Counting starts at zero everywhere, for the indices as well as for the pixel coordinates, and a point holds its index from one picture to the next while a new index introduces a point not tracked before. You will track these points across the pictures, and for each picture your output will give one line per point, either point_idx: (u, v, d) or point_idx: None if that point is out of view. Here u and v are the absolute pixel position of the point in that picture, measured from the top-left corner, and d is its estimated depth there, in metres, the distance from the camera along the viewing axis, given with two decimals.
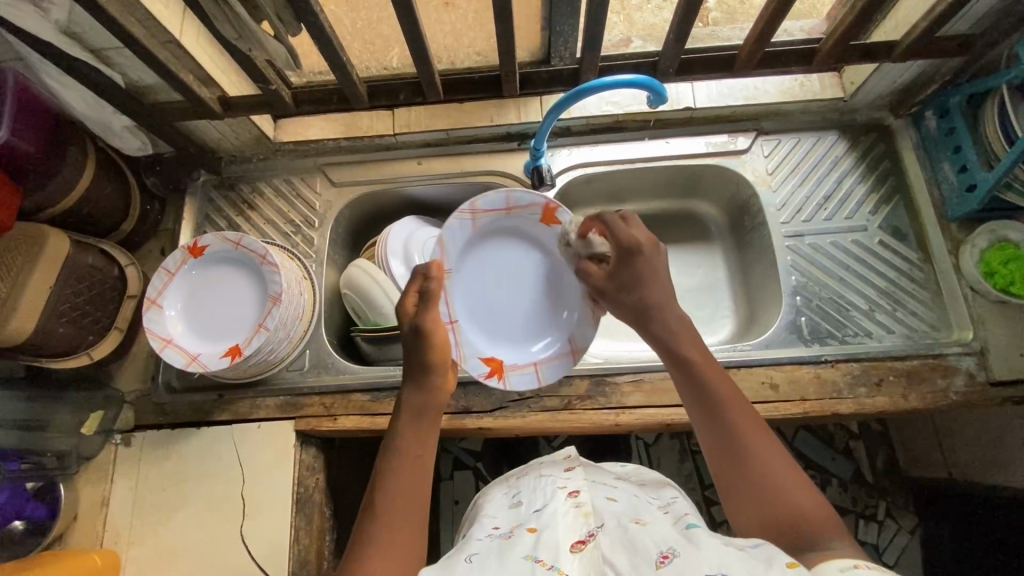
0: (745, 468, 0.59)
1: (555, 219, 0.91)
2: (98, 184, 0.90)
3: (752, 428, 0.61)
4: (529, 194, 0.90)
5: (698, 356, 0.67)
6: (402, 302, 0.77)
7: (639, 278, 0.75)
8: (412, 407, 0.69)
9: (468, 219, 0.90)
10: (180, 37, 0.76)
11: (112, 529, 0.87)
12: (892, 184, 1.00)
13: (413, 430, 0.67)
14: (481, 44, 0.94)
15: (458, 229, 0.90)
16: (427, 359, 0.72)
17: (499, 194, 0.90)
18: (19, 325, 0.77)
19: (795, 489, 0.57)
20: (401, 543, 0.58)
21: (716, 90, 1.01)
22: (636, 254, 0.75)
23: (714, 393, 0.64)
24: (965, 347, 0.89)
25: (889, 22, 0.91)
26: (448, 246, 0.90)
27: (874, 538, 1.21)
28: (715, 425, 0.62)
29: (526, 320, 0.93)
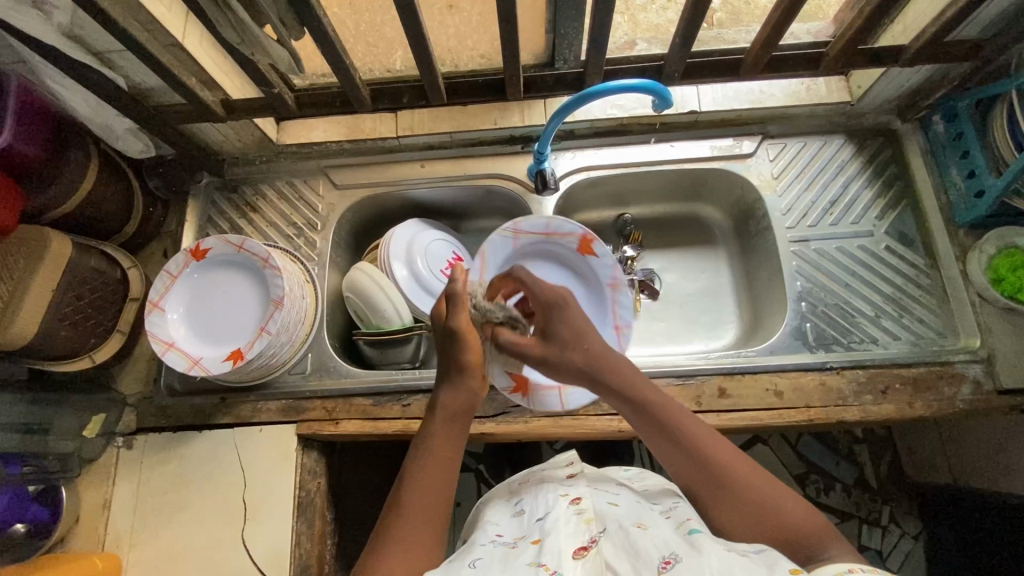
0: (730, 497, 0.60)
1: (592, 251, 0.96)
2: (102, 186, 0.90)
3: (724, 456, 0.62)
4: (569, 223, 0.94)
5: (652, 394, 0.66)
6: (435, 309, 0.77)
7: (575, 327, 0.72)
8: (447, 407, 0.68)
9: (510, 237, 0.94)
10: (183, 41, 0.76)
11: (114, 532, 0.87)
12: (899, 189, 0.99)
13: (445, 430, 0.67)
14: (485, 47, 0.93)
15: (498, 244, 0.94)
16: (462, 360, 0.70)
17: (542, 219, 0.94)
18: (22, 328, 0.77)
19: (779, 499, 0.59)
20: (422, 542, 0.58)
21: (720, 94, 1.00)
22: (563, 301, 0.75)
23: (676, 427, 0.64)
24: (971, 354, 0.88)
25: (897, 26, 0.90)
26: (487, 258, 0.94)
27: (878, 543, 1.20)
28: (687, 458, 0.63)
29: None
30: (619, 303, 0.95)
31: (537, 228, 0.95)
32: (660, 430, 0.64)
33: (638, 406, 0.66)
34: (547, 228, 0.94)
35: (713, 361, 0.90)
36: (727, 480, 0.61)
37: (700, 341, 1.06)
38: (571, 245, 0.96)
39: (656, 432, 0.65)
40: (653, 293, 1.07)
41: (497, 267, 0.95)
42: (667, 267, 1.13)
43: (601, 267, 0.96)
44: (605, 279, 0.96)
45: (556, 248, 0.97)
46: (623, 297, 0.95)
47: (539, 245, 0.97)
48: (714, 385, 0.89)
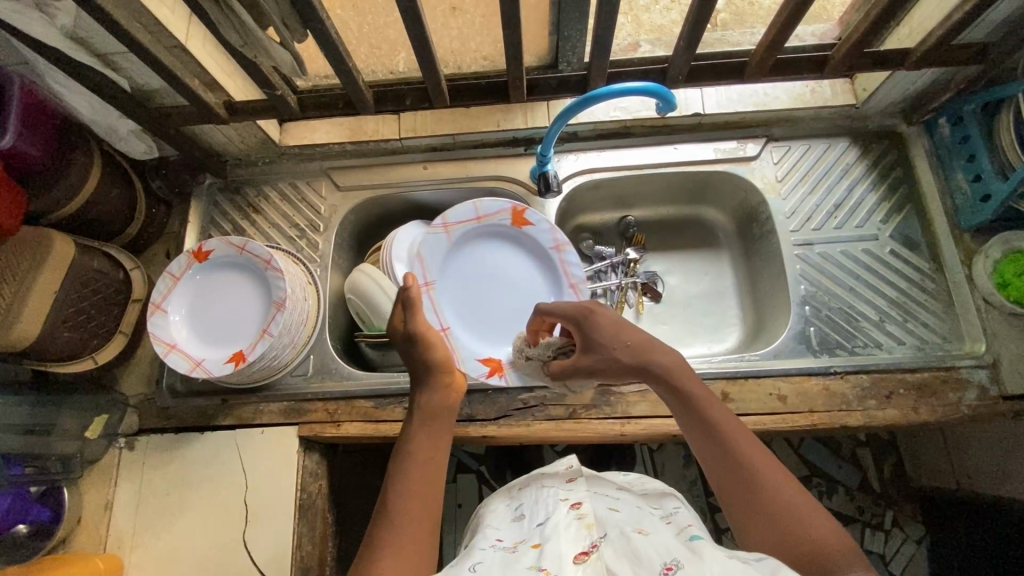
0: (765, 504, 0.59)
1: (526, 221, 0.96)
2: (104, 187, 0.90)
3: (763, 461, 0.61)
4: (496, 202, 0.95)
5: (701, 391, 0.67)
6: (391, 316, 0.78)
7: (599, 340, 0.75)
8: (427, 407, 0.70)
9: (442, 232, 0.94)
10: (186, 43, 0.76)
11: (116, 532, 0.87)
12: (904, 193, 0.98)
13: (427, 429, 0.68)
14: (489, 48, 0.93)
15: (432, 242, 0.94)
16: (429, 359, 0.73)
17: (468, 205, 0.94)
18: (23, 330, 0.77)
19: (807, 513, 0.58)
20: (412, 544, 0.58)
21: (725, 96, 1.00)
22: (591, 313, 0.77)
23: (721, 425, 0.64)
24: (977, 359, 0.88)
25: (903, 28, 0.89)
26: (426, 260, 0.94)
27: (881, 547, 1.20)
28: (723, 457, 0.62)
29: (513, 316, 0.97)
30: (567, 262, 0.97)
31: (467, 215, 0.95)
32: (702, 424, 0.65)
33: (686, 399, 0.67)
34: (478, 212, 0.95)
35: (716, 365, 0.90)
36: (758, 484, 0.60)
37: (703, 344, 1.06)
38: (504, 222, 0.97)
39: (698, 426, 0.65)
40: (656, 297, 1.08)
41: (439, 264, 0.95)
42: (670, 269, 1.12)
43: (538, 235, 0.97)
44: (548, 244, 0.97)
45: (491, 229, 0.97)
46: (569, 257, 0.96)
47: (476, 231, 0.97)
48: (717, 389, 0.89)
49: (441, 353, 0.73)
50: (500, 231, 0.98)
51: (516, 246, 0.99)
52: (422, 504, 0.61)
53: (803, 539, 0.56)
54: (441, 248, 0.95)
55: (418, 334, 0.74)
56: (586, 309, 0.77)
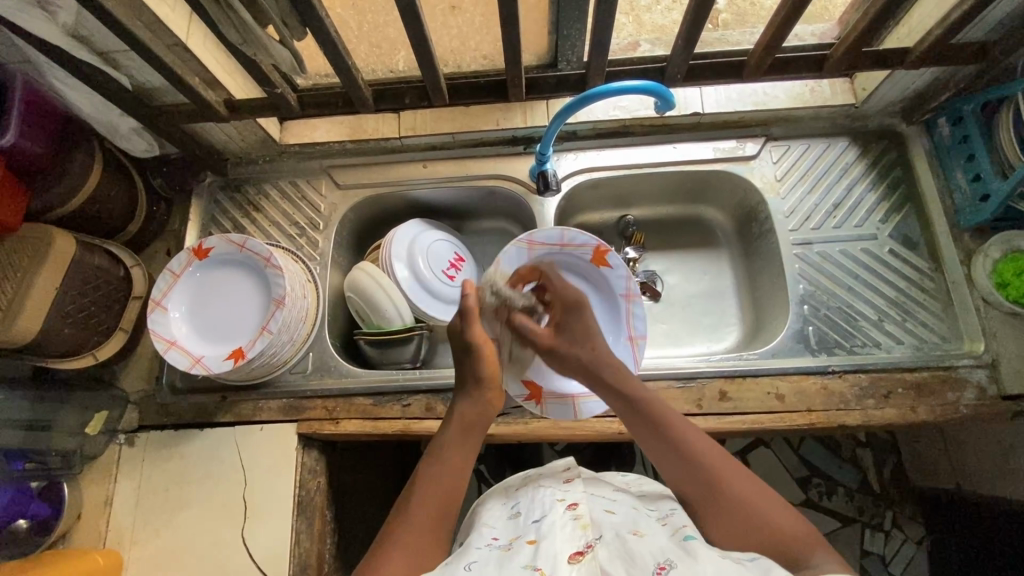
0: (722, 496, 0.61)
1: (605, 263, 0.92)
2: (105, 184, 0.90)
3: (717, 457, 0.65)
4: (585, 234, 0.90)
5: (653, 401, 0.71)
6: (449, 323, 0.80)
7: (586, 326, 0.82)
8: (463, 417, 0.71)
9: (524, 247, 0.90)
10: (186, 40, 0.76)
11: (115, 528, 0.88)
12: (903, 192, 0.98)
13: (460, 439, 0.69)
14: (489, 47, 0.93)
15: (514, 254, 0.89)
16: (479, 373, 0.74)
17: (559, 230, 0.89)
18: (25, 325, 0.78)
19: (766, 509, 0.60)
20: (425, 543, 0.59)
21: (724, 95, 1.00)
22: (580, 304, 0.84)
23: (669, 426, 0.68)
24: (975, 359, 0.88)
25: (902, 28, 0.89)
26: (504, 269, 0.88)
27: (880, 548, 1.19)
28: (677, 460, 0.66)
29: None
30: (634, 314, 0.92)
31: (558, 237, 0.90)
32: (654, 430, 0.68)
33: (637, 408, 0.71)
34: (568, 239, 0.90)
35: (714, 363, 0.90)
36: (714, 483, 0.63)
37: (703, 343, 1.06)
38: (584, 256, 0.93)
39: (651, 433, 0.68)
40: (654, 296, 1.08)
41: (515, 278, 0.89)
42: (669, 268, 1.12)
43: (613, 278, 0.93)
44: (620, 290, 0.93)
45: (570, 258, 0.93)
46: (637, 308, 0.92)
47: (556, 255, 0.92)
48: (715, 388, 0.89)
49: (489, 368, 0.75)
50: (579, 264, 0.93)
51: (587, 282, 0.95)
52: (439, 506, 0.62)
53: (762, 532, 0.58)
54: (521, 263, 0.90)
55: (471, 344, 0.75)
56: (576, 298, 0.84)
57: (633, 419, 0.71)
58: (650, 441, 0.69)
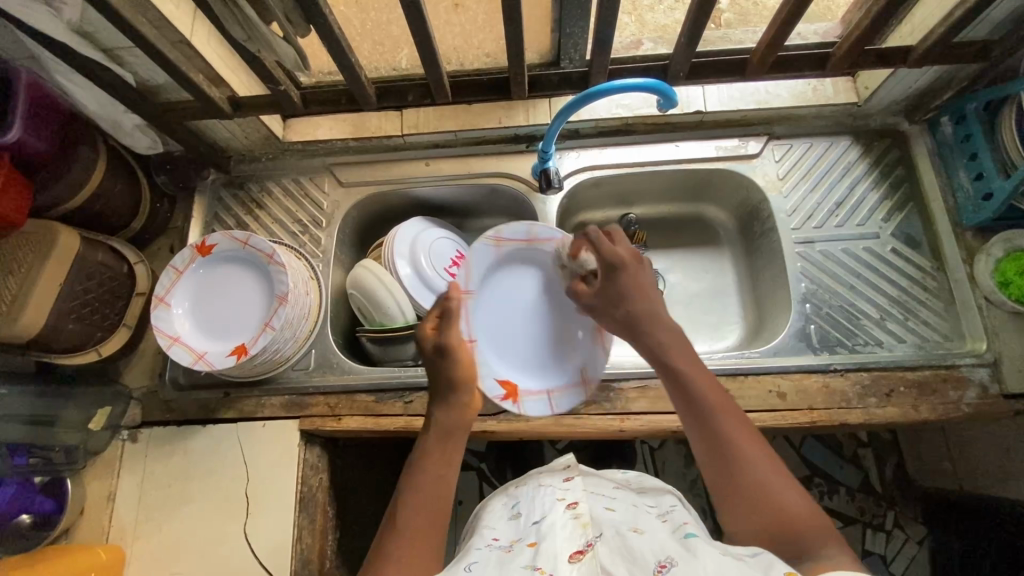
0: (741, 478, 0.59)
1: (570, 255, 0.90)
2: (109, 181, 0.91)
3: (746, 438, 0.62)
4: (550, 228, 0.93)
5: (694, 369, 0.67)
6: (421, 326, 0.77)
7: (622, 291, 0.75)
8: (440, 426, 0.69)
9: (491, 244, 0.92)
10: (191, 37, 0.77)
11: (118, 523, 0.88)
12: (905, 191, 0.98)
13: (439, 447, 0.67)
14: (491, 46, 0.94)
15: (482, 251, 0.92)
16: (454, 376, 0.71)
17: (522, 225, 0.92)
18: (29, 321, 0.78)
19: (787, 495, 0.58)
20: (416, 554, 0.58)
21: (727, 94, 1.00)
22: (626, 266, 0.76)
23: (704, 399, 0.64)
24: (977, 358, 0.88)
25: (905, 26, 0.89)
26: (471, 267, 0.91)
27: (882, 548, 1.19)
28: (707, 432, 0.63)
29: (536, 349, 0.92)
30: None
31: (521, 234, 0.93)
32: (688, 398, 0.65)
33: (675, 374, 0.67)
34: (531, 234, 0.93)
35: (717, 362, 0.90)
36: (738, 462, 0.60)
37: (705, 341, 1.06)
38: (548, 252, 0.94)
39: (685, 402, 0.65)
40: None
41: (480, 276, 0.92)
42: (672, 267, 1.12)
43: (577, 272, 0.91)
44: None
45: (535, 254, 0.95)
46: None
47: (523, 250, 0.94)
48: None
49: (462, 370, 0.72)
50: (544, 258, 0.95)
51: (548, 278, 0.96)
52: (428, 520, 0.61)
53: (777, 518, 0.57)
54: (488, 261, 0.92)
55: (447, 345, 0.73)
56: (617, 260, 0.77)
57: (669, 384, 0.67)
58: (684, 409, 0.65)
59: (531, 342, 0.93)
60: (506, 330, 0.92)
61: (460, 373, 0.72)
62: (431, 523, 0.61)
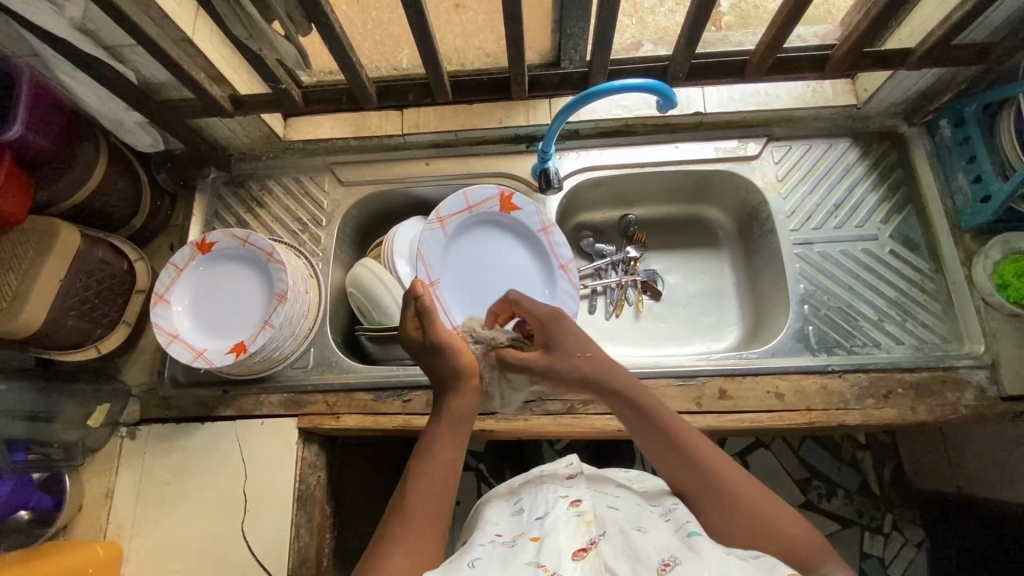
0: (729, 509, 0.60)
1: (513, 206, 0.99)
2: (110, 178, 0.91)
3: (725, 467, 0.63)
4: (484, 189, 0.97)
5: (655, 405, 0.68)
6: (402, 326, 0.75)
7: (573, 342, 0.72)
8: (449, 411, 0.68)
9: (437, 227, 0.95)
10: (193, 36, 0.77)
11: (116, 520, 0.88)
12: (904, 193, 0.98)
13: (449, 432, 0.66)
14: (492, 46, 0.94)
15: (429, 236, 0.94)
16: (455, 364, 0.71)
17: (458, 196, 0.96)
18: (29, 317, 0.78)
19: (775, 512, 0.59)
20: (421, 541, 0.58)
21: (727, 95, 1.00)
22: (557, 316, 0.75)
23: (676, 436, 0.65)
24: (975, 360, 0.88)
25: (903, 29, 0.90)
26: (427, 257, 0.94)
27: (880, 551, 1.19)
28: (685, 469, 0.63)
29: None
30: (555, 244, 0.99)
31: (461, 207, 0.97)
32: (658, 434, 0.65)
33: (639, 411, 0.67)
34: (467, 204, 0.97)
35: (715, 362, 0.90)
36: (722, 493, 0.61)
37: (703, 342, 1.06)
38: (493, 209, 0.99)
39: (656, 439, 0.65)
40: (655, 294, 1.09)
41: (437, 259, 0.95)
42: (671, 268, 1.12)
43: (527, 217, 0.99)
44: (536, 226, 0.99)
45: (478, 220, 0.99)
46: (558, 237, 0.99)
47: (469, 222, 0.99)
48: (715, 386, 0.89)
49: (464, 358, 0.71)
50: (490, 221, 1.00)
51: (504, 233, 1.01)
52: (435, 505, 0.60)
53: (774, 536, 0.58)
54: (439, 243, 0.96)
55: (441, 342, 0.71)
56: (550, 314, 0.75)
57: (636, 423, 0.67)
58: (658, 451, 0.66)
59: (505, 298, 0.99)
60: (477, 295, 0.98)
61: (459, 362, 0.71)
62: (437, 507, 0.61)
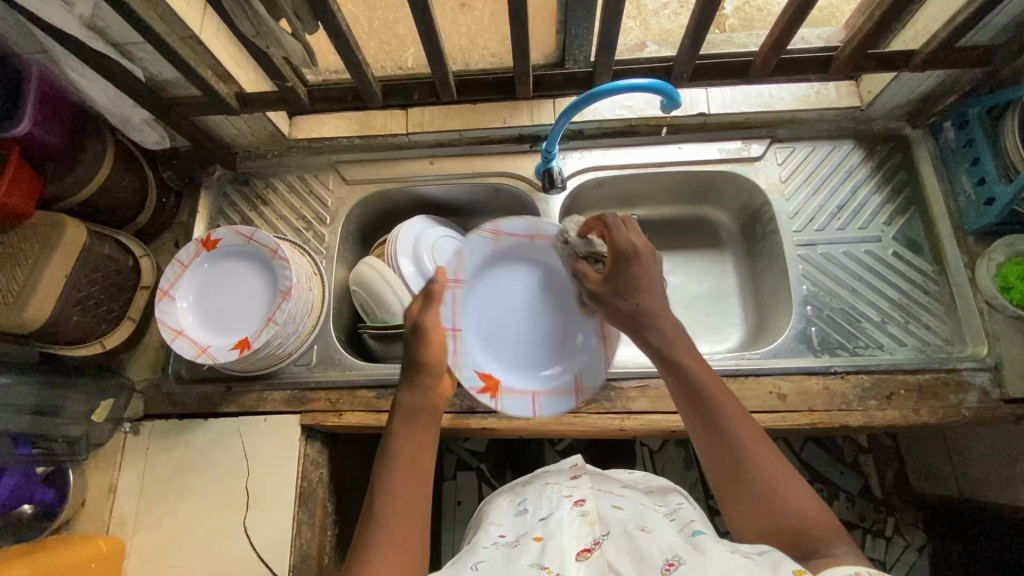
0: (750, 482, 0.60)
1: None
2: (116, 175, 0.91)
3: (754, 438, 0.62)
4: (553, 226, 0.94)
5: (698, 368, 0.67)
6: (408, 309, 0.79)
7: (636, 282, 0.74)
8: (404, 408, 0.68)
9: (489, 237, 0.93)
10: (200, 33, 0.78)
11: (118, 515, 0.88)
12: (908, 195, 0.98)
13: (410, 431, 0.66)
14: (497, 46, 0.95)
15: (478, 245, 0.92)
16: (422, 357, 0.72)
17: (524, 220, 0.93)
18: (35, 312, 0.79)
19: (795, 499, 0.58)
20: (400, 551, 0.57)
21: (730, 97, 1.00)
22: (635, 256, 0.74)
23: (711, 401, 0.64)
24: (979, 362, 0.88)
25: (908, 31, 0.90)
26: (464, 259, 0.91)
27: (882, 554, 1.19)
28: (711, 433, 0.63)
29: (526, 347, 0.92)
30: None
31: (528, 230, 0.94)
32: (694, 400, 0.65)
33: (680, 373, 0.67)
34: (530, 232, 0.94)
35: (718, 362, 0.90)
36: (747, 465, 0.60)
37: (705, 343, 1.06)
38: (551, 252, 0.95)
39: (691, 404, 0.65)
40: None
41: (474, 271, 0.92)
42: (673, 268, 1.13)
43: None
44: None
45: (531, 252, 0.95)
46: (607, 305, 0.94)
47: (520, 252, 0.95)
48: None
49: (431, 352, 0.72)
50: (542, 258, 0.95)
51: (552, 278, 0.96)
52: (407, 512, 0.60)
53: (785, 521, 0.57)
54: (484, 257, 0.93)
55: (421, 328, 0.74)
56: (630, 250, 0.75)
57: (674, 383, 0.68)
58: (690, 410, 0.66)
59: (522, 339, 0.93)
60: (500, 325, 0.92)
61: (426, 355, 0.72)
62: (408, 511, 0.60)
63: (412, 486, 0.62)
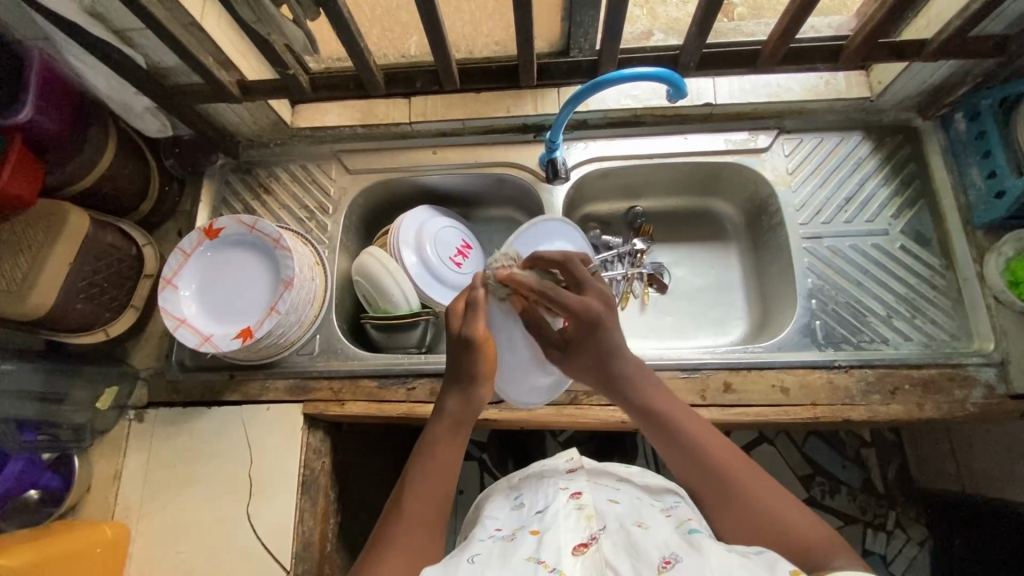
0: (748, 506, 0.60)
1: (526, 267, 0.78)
2: (119, 164, 0.92)
3: (735, 461, 0.63)
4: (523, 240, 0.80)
5: (659, 398, 0.70)
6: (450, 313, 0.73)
7: (600, 353, 0.71)
8: (452, 412, 0.68)
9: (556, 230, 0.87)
10: (201, 20, 0.77)
11: (123, 502, 0.89)
12: (917, 187, 0.97)
13: (448, 435, 0.67)
14: (501, 34, 0.93)
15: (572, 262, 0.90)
16: (474, 369, 0.69)
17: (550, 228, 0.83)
18: (40, 300, 0.79)
19: (771, 500, 0.60)
20: (415, 542, 0.58)
21: (738, 87, 0.99)
22: (595, 325, 0.70)
23: (679, 428, 0.67)
24: (985, 357, 0.87)
25: (921, 20, 0.88)
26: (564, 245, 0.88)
27: (882, 548, 1.19)
28: (692, 462, 0.65)
29: (526, 364, 0.81)
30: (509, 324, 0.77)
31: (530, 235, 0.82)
32: (661, 431, 0.68)
33: (650, 411, 0.69)
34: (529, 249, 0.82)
35: (721, 355, 0.90)
36: (739, 490, 0.61)
37: (707, 336, 1.05)
38: None
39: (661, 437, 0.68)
40: (662, 287, 1.07)
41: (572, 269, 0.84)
42: (675, 261, 1.12)
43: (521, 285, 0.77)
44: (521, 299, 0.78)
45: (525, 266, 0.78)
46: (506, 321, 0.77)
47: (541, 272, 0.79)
48: (719, 379, 0.88)
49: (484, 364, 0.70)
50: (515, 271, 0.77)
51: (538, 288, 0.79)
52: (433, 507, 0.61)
53: (767, 527, 0.58)
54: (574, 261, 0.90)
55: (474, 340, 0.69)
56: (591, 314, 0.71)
57: (645, 423, 0.70)
58: (667, 447, 0.67)
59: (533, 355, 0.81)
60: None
61: (481, 367, 0.69)
62: (432, 505, 0.61)
63: (434, 483, 0.63)
